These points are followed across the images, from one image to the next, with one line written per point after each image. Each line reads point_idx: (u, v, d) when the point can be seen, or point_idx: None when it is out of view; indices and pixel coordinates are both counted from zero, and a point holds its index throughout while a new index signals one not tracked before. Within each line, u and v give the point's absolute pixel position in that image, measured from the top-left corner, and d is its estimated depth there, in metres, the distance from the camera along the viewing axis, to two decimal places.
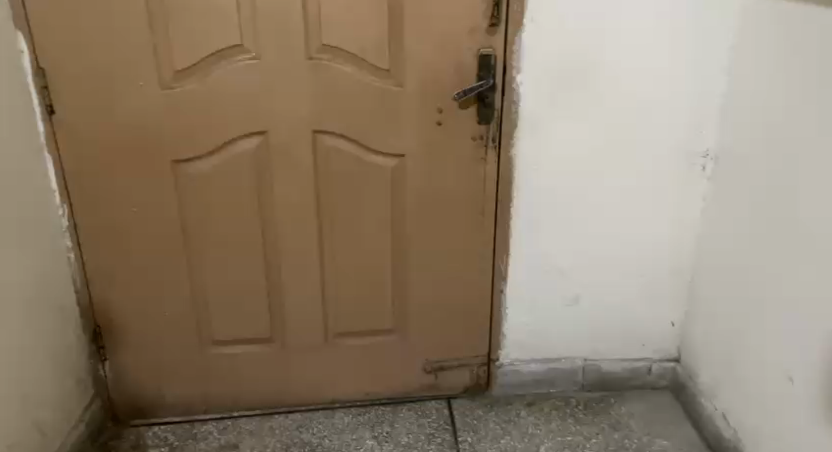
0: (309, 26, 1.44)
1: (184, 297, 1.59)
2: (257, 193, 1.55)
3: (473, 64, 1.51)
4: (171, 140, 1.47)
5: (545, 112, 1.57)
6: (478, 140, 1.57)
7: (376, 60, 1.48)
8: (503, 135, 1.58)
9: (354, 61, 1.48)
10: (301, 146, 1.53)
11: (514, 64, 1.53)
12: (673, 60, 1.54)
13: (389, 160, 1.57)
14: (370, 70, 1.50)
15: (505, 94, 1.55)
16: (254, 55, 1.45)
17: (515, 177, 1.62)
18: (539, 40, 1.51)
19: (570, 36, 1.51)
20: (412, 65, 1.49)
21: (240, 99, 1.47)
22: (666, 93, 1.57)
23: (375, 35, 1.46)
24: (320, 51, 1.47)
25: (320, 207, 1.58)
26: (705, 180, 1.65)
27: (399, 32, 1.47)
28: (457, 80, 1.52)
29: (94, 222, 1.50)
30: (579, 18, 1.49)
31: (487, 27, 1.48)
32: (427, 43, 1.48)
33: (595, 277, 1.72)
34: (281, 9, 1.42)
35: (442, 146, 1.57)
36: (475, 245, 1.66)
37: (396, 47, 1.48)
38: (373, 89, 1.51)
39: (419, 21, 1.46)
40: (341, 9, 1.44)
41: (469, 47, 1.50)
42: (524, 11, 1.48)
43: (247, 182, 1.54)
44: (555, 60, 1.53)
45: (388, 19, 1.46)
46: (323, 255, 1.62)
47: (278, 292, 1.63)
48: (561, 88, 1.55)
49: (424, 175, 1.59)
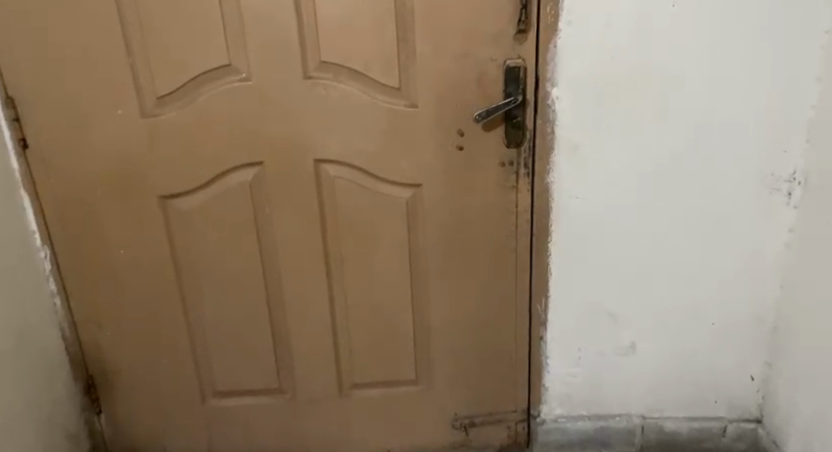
0: (305, 41, 1.25)
1: (182, 345, 1.47)
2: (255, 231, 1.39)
3: (499, 78, 1.28)
4: (158, 174, 1.33)
5: (587, 131, 1.32)
6: (506, 166, 1.35)
7: (384, 77, 1.28)
8: (537, 159, 1.34)
9: (360, 79, 1.28)
10: (303, 177, 1.35)
11: (548, 76, 1.28)
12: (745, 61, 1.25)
13: (405, 190, 1.37)
14: (378, 90, 1.29)
15: (537, 112, 1.31)
16: (244, 75, 1.27)
17: (553, 207, 1.38)
18: (577, 48, 1.26)
19: (616, 42, 1.25)
20: (427, 82, 1.28)
21: (232, 126, 1.30)
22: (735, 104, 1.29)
23: (381, 48, 1.26)
24: (320, 69, 1.28)
25: (328, 245, 1.41)
26: (792, 209, 1.35)
27: (410, 44, 1.26)
28: (480, 98, 1.30)
29: (80, 265, 1.40)
30: (624, 19, 1.23)
31: (514, 34, 1.25)
32: (444, 55, 1.26)
33: (655, 324, 1.45)
34: (273, 22, 1.23)
35: (464, 174, 1.36)
36: (507, 286, 1.44)
37: (407, 60, 1.27)
38: (382, 111, 1.30)
39: (432, 29, 1.24)
40: (341, 19, 1.24)
41: (494, 58, 1.27)
42: (559, 13, 1.24)
43: (243, 219, 1.37)
44: (597, 71, 1.27)
45: (396, 28, 1.25)
46: (332, 296, 1.45)
47: (282, 335, 1.47)
48: (605, 103, 1.30)
49: (443, 209, 1.38)
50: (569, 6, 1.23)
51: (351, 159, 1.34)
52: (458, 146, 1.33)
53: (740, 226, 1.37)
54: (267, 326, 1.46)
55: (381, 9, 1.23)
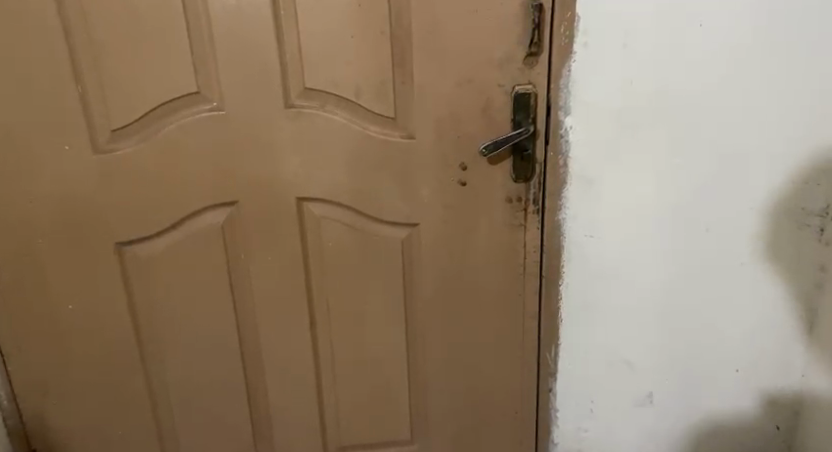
0: (286, 65, 1.09)
1: (143, 411, 1.28)
2: (228, 280, 1.21)
3: (507, 106, 1.14)
4: (113, 219, 1.14)
5: (603, 164, 1.17)
6: (514, 202, 1.20)
7: (377, 105, 1.13)
8: (548, 196, 1.20)
9: (350, 108, 1.13)
10: (284, 217, 1.18)
11: (561, 104, 1.13)
12: (784, 90, 1.11)
13: (400, 230, 1.22)
14: (370, 119, 1.14)
15: (549, 144, 1.16)
16: (216, 105, 1.10)
17: (564, 247, 1.23)
18: (594, 72, 1.10)
19: (637, 66, 1.10)
20: (425, 111, 1.13)
21: (201, 163, 1.12)
22: (772, 140, 1.15)
23: (374, 73, 1.10)
24: (304, 96, 1.11)
25: (311, 295, 1.24)
26: (824, 246, 1.21)
27: (407, 68, 1.11)
28: (485, 128, 1.15)
29: (19, 325, 1.20)
30: (647, 41, 1.08)
31: (524, 56, 1.11)
32: (444, 80, 1.12)
33: (675, 371, 1.32)
34: (248, 43, 1.06)
35: (466, 213, 1.21)
36: (512, 335, 1.30)
37: (403, 86, 1.12)
38: (375, 143, 1.15)
39: (432, 51, 1.09)
40: (328, 40, 1.08)
41: (501, 83, 1.12)
42: (574, 35, 1.08)
43: (214, 267, 1.20)
44: (616, 99, 1.12)
45: (391, 50, 1.10)
46: (316, 345, 1.28)
47: (258, 395, 1.31)
48: (624, 134, 1.14)
49: (442, 252, 1.23)
50: (584, 26, 1.07)
51: (339, 197, 1.18)
52: (461, 181, 1.18)
53: (769, 267, 1.24)
54: (243, 386, 1.29)
55: (374, 29, 1.08)
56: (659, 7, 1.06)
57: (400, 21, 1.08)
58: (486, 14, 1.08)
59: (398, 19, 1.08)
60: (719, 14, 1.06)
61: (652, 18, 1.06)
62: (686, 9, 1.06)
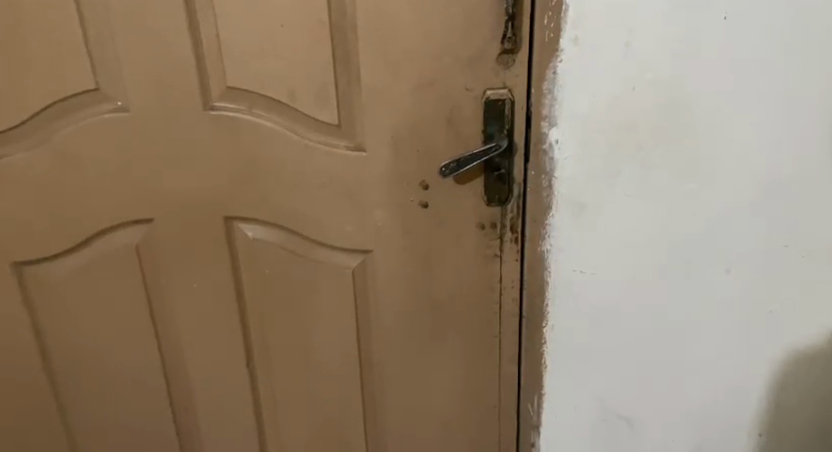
0: (204, 61, 0.91)
1: (62, 434, 1.17)
2: (148, 304, 1.06)
3: (476, 115, 0.93)
4: (11, 233, 1.01)
5: (599, 188, 0.93)
6: (487, 229, 0.99)
7: (316, 110, 0.92)
8: (528, 222, 0.98)
9: (285, 112, 0.93)
10: (209, 239, 1.01)
11: (544, 113, 0.91)
12: None
13: (351, 256, 1.02)
14: (309, 126, 0.94)
15: (529, 161, 0.95)
16: (121, 105, 0.93)
17: (550, 285, 1.00)
18: (585, 74, 0.87)
19: (640, 68, 0.85)
20: (375, 119, 0.93)
21: (108, 175, 0.97)
22: (820, 166, 0.88)
23: (312, 71, 0.90)
24: (228, 97, 0.93)
25: (246, 321, 1.08)
26: None
27: (352, 65, 0.91)
28: (450, 141, 0.94)
29: None
30: (655, 37, 0.83)
31: (497, 53, 0.89)
32: (398, 81, 0.91)
33: (686, 434, 1.07)
34: (154, 33, 0.89)
35: (429, 240, 1.01)
36: (485, 380, 1.10)
37: (349, 87, 0.92)
38: (315, 155, 0.95)
39: (381, 46, 0.89)
40: (254, 30, 0.88)
41: (469, 86, 0.91)
42: (559, 28, 0.85)
43: (129, 290, 1.05)
44: (613, 108, 0.88)
45: (333, 43, 0.89)
46: (252, 376, 1.12)
47: (189, 424, 1.17)
48: (625, 151, 0.90)
49: (401, 284, 1.03)
50: (573, 15, 0.84)
51: (276, 217, 1.00)
52: (422, 203, 0.98)
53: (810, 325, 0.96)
54: (167, 412, 1.15)
55: (309, 17, 0.87)
56: None
57: (341, 8, 0.87)
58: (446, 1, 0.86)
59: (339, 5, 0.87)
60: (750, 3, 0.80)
61: (660, 7, 0.82)
62: None
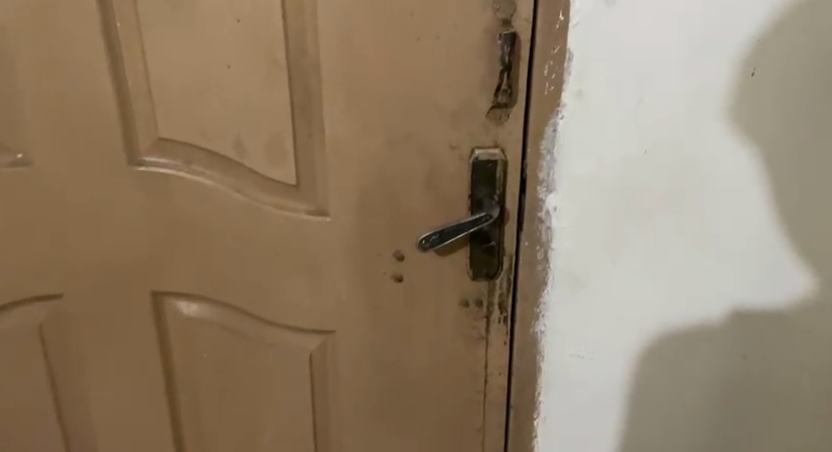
0: (128, 106, 0.73)
1: None
2: (53, 391, 0.89)
3: (461, 177, 0.78)
4: None
5: (600, 263, 0.79)
6: (471, 308, 0.84)
7: (268, 167, 0.76)
8: (519, 300, 0.83)
9: (229, 168, 0.77)
10: (130, 317, 0.84)
11: (540, 177, 0.77)
12: None
13: (308, 337, 0.86)
14: (259, 185, 0.77)
15: (522, 230, 0.80)
16: (21, 157, 0.75)
17: (542, 369, 0.86)
18: (589, 134, 0.73)
19: (653, 129, 0.71)
20: (341, 178, 0.77)
21: (6, 241, 0.79)
22: None
23: (263, 121, 0.74)
24: (159, 150, 0.75)
25: (177, 406, 0.91)
26: None
27: (313, 114, 0.75)
28: (430, 206, 0.79)
29: None
30: (671, 94, 0.70)
31: (489, 105, 0.74)
32: (369, 135, 0.76)
33: None
34: (65, 71, 0.71)
35: (402, 319, 0.85)
36: None
37: (309, 140, 0.76)
38: (266, 221, 0.79)
39: (349, 93, 0.73)
40: (192, 70, 0.71)
41: (453, 143, 0.76)
42: (561, 79, 0.72)
43: (36, 369, 0.87)
44: (620, 174, 0.74)
45: (290, 88, 0.73)
46: None
47: None
48: (631, 224, 0.76)
49: (366, 367, 0.87)
50: (576, 66, 0.70)
51: (216, 291, 0.82)
52: (396, 276, 0.82)
53: None
54: None
55: (262, 57, 0.71)
56: (688, 45, 0.67)
57: (302, 47, 0.72)
58: (430, 43, 0.71)
59: (299, 43, 0.71)
60: (784, 54, 0.65)
61: (678, 60, 0.68)
62: (731, 43, 0.66)
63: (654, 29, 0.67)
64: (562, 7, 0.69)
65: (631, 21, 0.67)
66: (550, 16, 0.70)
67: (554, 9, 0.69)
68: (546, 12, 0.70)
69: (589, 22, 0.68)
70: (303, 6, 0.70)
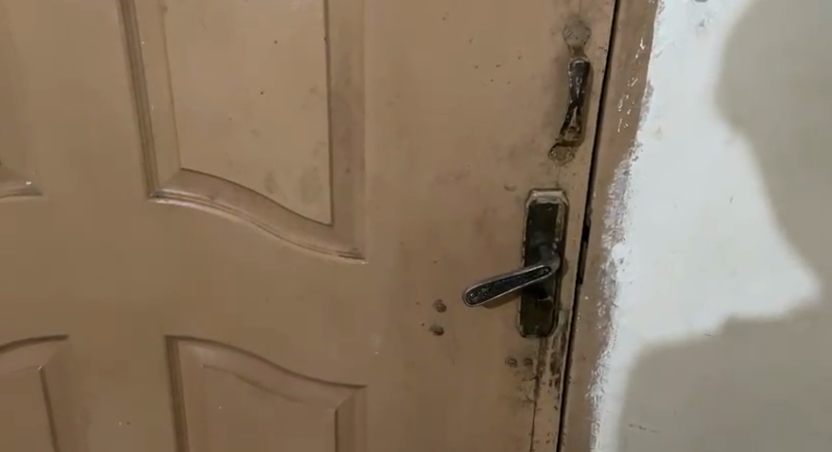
0: (150, 132, 0.66)
1: None
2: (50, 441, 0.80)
3: (516, 223, 0.69)
4: None
5: (673, 321, 0.72)
6: (519, 367, 0.76)
7: (301, 205, 0.68)
8: (574, 361, 0.75)
9: (259, 205, 0.68)
10: (143, 363, 0.76)
11: (606, 224, 0.69)
12: None
13: (335, 391, 0.77)
14: (293, 225, 0.69)
15: (582, 282, 0.72)
16: (30, 185, 0.68)
17: (596, 435, 0.78)
18: (668, 180, 0.66)
19: (743, 179, 0.64)
20: (381, 219, 0.69)
21: (9, 277, 0.71)
22: None
23: (299, 154, 0.66)
24: (181, 182, 0.68)
25: None
26: None
27: (355, 147, 0.66)
28: (479, 253, 0.70)
29: None
30: (767, 141, 0.62)
31: (552, 144, 0.66)
32: (415, 173, 0.67)
33: None
34: (81, 93, 0.63)
35: (441, 376, 0.76)
36: None
37: (348, 176, 0.67)
38: (296, 262, 0.70)
39: (396, 125, 0.65)
40: (223, 96, 0.64)
41: (510, 185, 0.68)
42: (638, 115, 0.64)
43: (33, 416, 0.79)
44: (702, 226, 0.67)
45: (330, 119, 0.65)
46: None
47: None
48: (711, 281, 0.69)
49: (398, 426, 0.79)
50: (659, 102, 0.63)
51: (238, 339, 0.74)
52: (436, 330, 0.74)
53: None
54: None
55: (302, 81, 0.63)
56: (793, 84, 0.60)
57: (346, 72, 0.64)
58: (490, 74, 0.63)
59: (343, 69, 0.63)
60: None
61: (781, 101, 0.60)
62: None
63: (754, 67, 0.60)
64: (643, 34, 0.61)
65: (727, 56, 0.60)
66: (630, 45, 0.62)
67: (635, 37, 0.62)
68: (626, 40, 0.62)
69: (677, 54, 0.61)
70: (350, 29, 0.62)
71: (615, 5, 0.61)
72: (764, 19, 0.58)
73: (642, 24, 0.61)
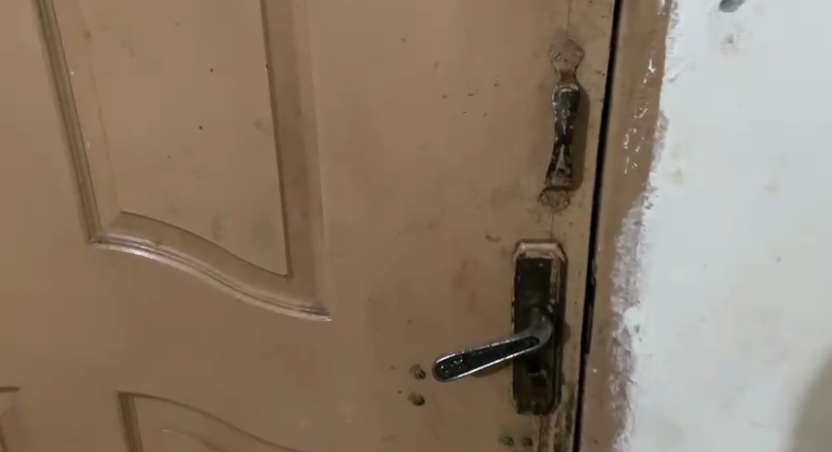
0: (87, 172, 0.59)
1: None
2: None
3: (502, 280, 0.58)
4: None
5: (705, 396, 0.58)
6: (516, 445, 0.65)
7: (254, 253, 0.60)
8: (583, 443, 0.63)
9: (209, 252, 0.60)
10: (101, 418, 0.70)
11: (616, 284, 0.55)
12: None
13: None
14: (248, 276, 0.61)
15: (588, 352, 0.60)
16: None
17: None
18: (693, 231, 0.52)
19: (788, 228, 0.51)
20: (345, 272, 0.60)
21: None
22: None
23: (247, 196, 0.58)
24: (123, 225, 0.61)
25: None
26: None
27: (310, 189, 0.57)
28: (460, 313, 0.60)
29: None
30: (817, 182, 0.50)
31: (541, 187, 0.55)
32: (382, 220, 0.58)
33: None
34: (11, 129, 0.58)
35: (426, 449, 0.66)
36: None
37: (305, 221, 0.59)
38: (252, 317, 0.62)
39: (355, 164, 0.56)
40: (160, 133, 0.56)
41: (492, 234, 0.57)
42: (650, 152, 0.50)
43: None
44: (738, 285, 0.54)
45: (279, 156, 0.56)
46: None
47: None
48: (751, 350, 0.56)
49: None
50: (677, 137, 0.49)
51: (197, 400, 0.66)
52: (415, 399, 0.63)
53: None
54: None
55: (245, 115, 0.55)
56: None
57: (294, 104, 0.55)
58: (461, 104, 0.53)
59: (291, 100, 0.54)
60: None
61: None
62: None
63: (797, 91, 0.47)
64: (652, 55, 0.47)
65: (762, 79, 0.47)
66: (635, 69, 0.49)
67: (642, 60, 0.48)
68: (628, 62, 0.49)
69: (698, 78, 0.47)
70: (295, 54, 0.53)
71: (614, 18, 0.49)
72: (812, 32, 0.45)
73: (651, 42, 0.47)
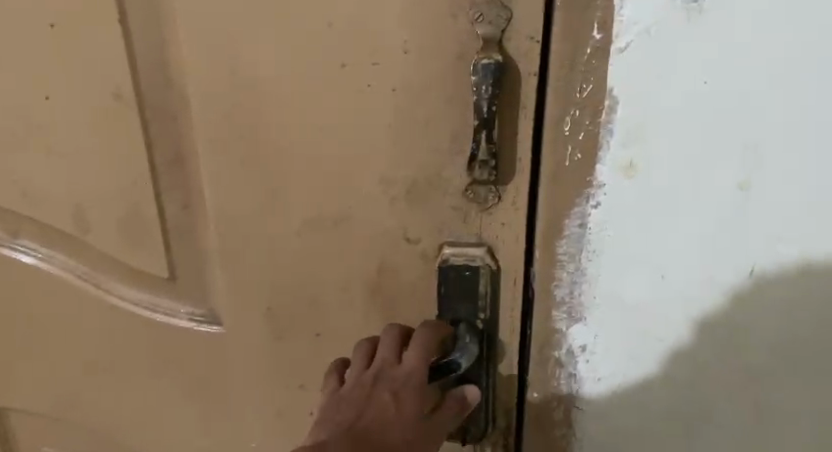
0: None
1: None
2: None
3: (426, 291, 0.49)
4: None
5: (663, 428, 0.49)
6: None
7: (129, 251, 0.52)
8: None
9: (73, 247, 0.53)
10: None
11: (558, 297, 0.46)
12: None
13: None
14: (120, 274, 0.53)
15: (528, 377, 0.50)
16: None
17: None
18: (649, 239, 0.43)
19: (765, 240, 0.41)
20: (237, 275, 0.50)
21: None
22: None
23: (117, 184, 0.49)
24: None
25: None
26: None
27: (192, 176, 0.48)
28: (375, 325, 0.50)
29: None
30: (803, 184, 0.39)
31: (466, 179, 0.44)
32: (276, 216, 0.48)
33: None
34: None
35: None
36: None
37: (190, 214, 0.50)
38: (132, 321, 0.54)
39: (238, 149, 0.46)
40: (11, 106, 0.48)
41: (410, 235, 0.47)
42: (594, 140, 0.41)
43: None
44: (705, 305, 0.44)
45: (150, 136, 0.47)
46: None
47: None
48: (719, 381, 0.47)
49: None
50: (629, 124, 0.39)
51: (87, 407, 0.60)
52: None
53: None
54: None
55: (104, 86, 0.46)
56: None
57: (162, 71, 0.45)
58: (363, 76, 0.42)
59: (157, 68, 0.45)
60: None
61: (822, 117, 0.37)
62: None
63: (777, 69, 0.36)
64: (598, 17, 0.37)
65: (733, 52, 0.36)
66: (577, 36, 0.38)
67: (584, 23, 0.38)
68: (567, 28, 0.39)
69: (654, 48, 0.37)
70: (156, 10, 0.43)
71: None
72: None
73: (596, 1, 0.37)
